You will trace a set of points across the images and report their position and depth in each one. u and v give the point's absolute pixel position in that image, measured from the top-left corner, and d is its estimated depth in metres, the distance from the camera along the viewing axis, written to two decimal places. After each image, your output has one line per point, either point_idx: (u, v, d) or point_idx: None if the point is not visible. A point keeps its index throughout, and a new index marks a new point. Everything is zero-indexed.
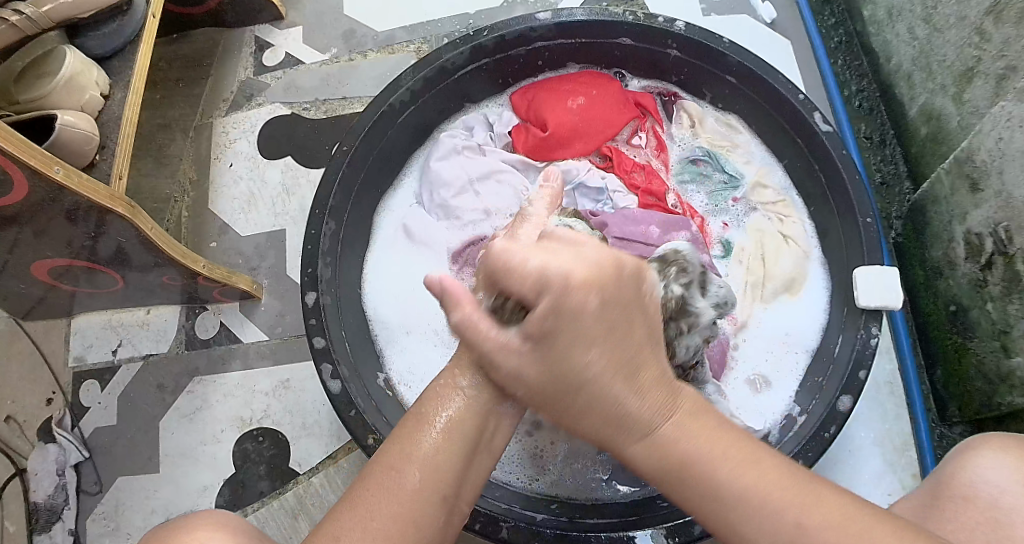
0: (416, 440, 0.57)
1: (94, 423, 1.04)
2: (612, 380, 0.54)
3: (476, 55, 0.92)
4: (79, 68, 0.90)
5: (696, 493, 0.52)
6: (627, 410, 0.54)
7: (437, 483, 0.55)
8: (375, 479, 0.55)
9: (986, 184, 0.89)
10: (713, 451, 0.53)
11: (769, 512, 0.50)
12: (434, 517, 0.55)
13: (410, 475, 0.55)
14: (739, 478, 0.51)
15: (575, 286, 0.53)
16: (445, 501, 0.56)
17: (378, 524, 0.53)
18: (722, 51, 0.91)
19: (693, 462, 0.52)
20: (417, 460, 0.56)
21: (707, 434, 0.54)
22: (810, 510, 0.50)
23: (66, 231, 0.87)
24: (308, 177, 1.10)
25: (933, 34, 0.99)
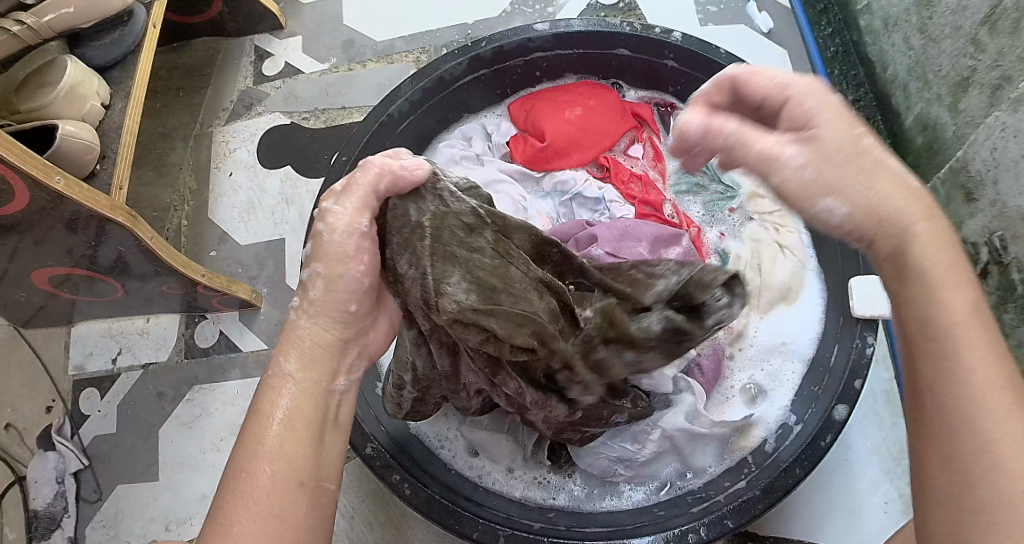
0: (259, 435, 0.52)
1: (94, 431, 1.04)
2: (924, 226, 0.49)
3: (475, 65, 0.93)
4: (80, 79, 0.91)
5: (920, 330, 0.47)
6: (916, 231, 0.49)
7: (289, 473, 0.51)
8: (229, 488, 0.50)
9: (981, 195, 0.90)
10: (959, 307, 0.46)
11: (969, 368, 0.44)
12: (304, 509, 0.51)
13: (260, 475, 0.50)
14: (969, 338, 0.45)
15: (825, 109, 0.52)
16: (305, 487, 0.51)
17: (238, 528, 0.48)
18: (718, 62, 0.91)
19: (951, 321, 0.46)
20: (267, 456, 0.51)
21: (975, 307, 0.46)
22: (999, 390, 0.44)
23: (68, 240, 0.88)
24: (307, 187, 1.10)
25: (929, 44, 1.00)
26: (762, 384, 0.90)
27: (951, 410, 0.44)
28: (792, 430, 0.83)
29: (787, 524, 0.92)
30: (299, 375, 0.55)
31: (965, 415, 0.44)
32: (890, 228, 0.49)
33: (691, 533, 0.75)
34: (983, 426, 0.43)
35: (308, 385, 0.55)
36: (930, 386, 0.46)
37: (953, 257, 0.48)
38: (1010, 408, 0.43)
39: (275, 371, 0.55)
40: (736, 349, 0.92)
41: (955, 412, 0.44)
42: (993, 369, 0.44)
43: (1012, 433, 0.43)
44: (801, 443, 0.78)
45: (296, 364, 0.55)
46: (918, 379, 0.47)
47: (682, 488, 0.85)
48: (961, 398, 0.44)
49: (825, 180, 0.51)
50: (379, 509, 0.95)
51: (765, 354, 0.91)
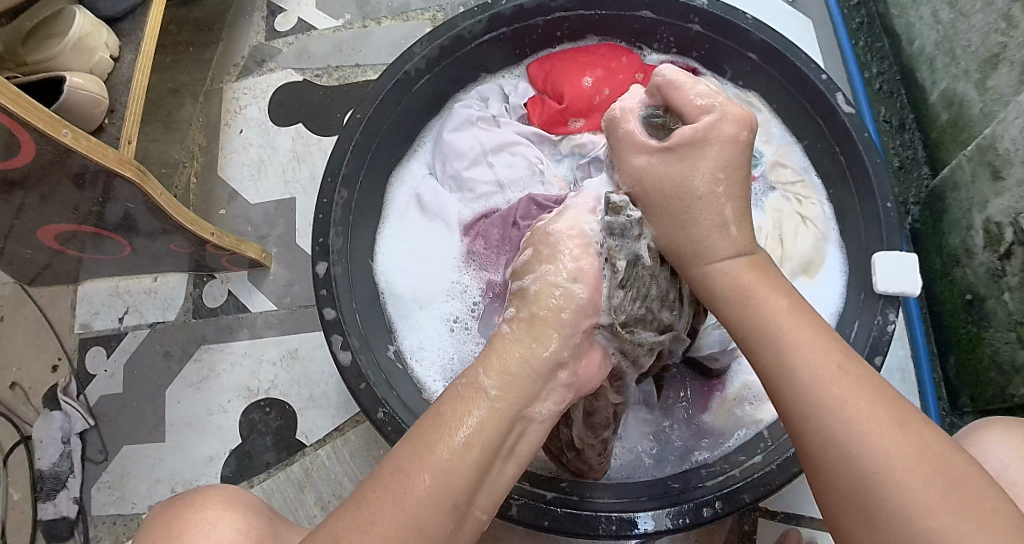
0: (433, 447, 0.53)
1: (99, 391, 1.04)
2: (725, 200, 0.59)
3: (495, 24, 0.90)
4: (89, 30, 0.88)
5: (748, 329, 0.55)
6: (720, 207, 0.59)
7: (447, 490, 0.52)
8: (383, 485, 0.52)
9: (1008, 173, 0.88)
10: (780, 302, 0.56)
11: (818, 368, 0.51)
12: (447, 526, 0.52)
13: (418, 479, 0.52)
14: (800, 340, 0.53)
15: (728, 122, 0.59)
16: (454, 507, 0.52)
17: (379, 529, 0.50)
18: (745, 28, 0.89)
19: (765, 320, 0.55)
20: (431, 465, 0.52)
21: (771, 287, 0.57)
22: (860, 397, 0.50)
23: (74, 196, 0.86)
24: (319, 145, 1.08)
25: (959, 18, 0.97)
26: None
27: (824, 419, 0.50)
28: None
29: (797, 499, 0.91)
30: (497, 394, 0.55)
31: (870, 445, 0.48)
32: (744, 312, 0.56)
33: (706, 507, 0.75)
34: (868, 434, 0.48)
35: (502, 408, 0.55)
36: (787, 393, 0.52)
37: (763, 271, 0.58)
38: (881, 412, 0.49)
39: (472, 381, 0.56)
40: None
41: (831, 416, 0.49)
42: (835, 367, 0.51)
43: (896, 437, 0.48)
44: None
45: (495, 381, 0.56)
46: (767, 383, 0.54)
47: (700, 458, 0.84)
48: (820, 398, 0.50)
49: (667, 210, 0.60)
50: None
51: None
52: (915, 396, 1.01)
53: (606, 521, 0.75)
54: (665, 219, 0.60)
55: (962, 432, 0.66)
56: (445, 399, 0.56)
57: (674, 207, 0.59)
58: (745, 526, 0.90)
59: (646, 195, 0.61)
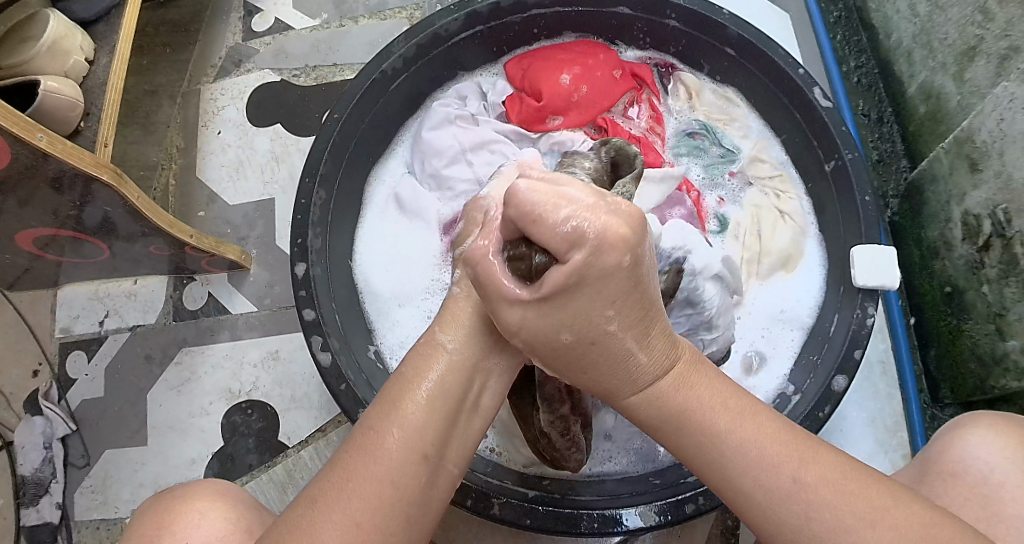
0: (398, 404, 0.52)
1: (80, 396, 1.03)
2: (622, 335, 0.51)
3: (472, 22, 0.90)
4: (64, 33, 0.88)
5: (693, 440, 0.53)
6: (625, 341, 0.51)
7: (418, 445, 0.51)
8: (356, 445, 0.52)
9: (985, 165, 0.88)
10: (719, 411, 0.53)
11: (763, 456, 0.51)
12: (421, 481, 0.51)
13: (388, 435, 0.51)
14: (747, 450, 0.51)
15: (608, 248, 0.47)
16: (427, 458, 0.52)
17: (354, 485, 0.50)
18: (722, 23, 0.89)
19: (691, 417, 0.53)
20: (401, 421, 0.52)
21: (711, 389, 0.54)
22: (806, 468, 0.51)
23: (51, 200, 0.85)
24: (298, 145, 1.08)
25: (935, 11, 0.97)
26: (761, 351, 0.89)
27: (773, 502, 0.51)
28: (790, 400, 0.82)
29: None
30: (455, 348, 0.55)
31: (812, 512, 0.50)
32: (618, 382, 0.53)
33: (688, 503, 0.75)
34: (800, 495, 0.50)
35: (459, 359, 0.55)
36: (730, 495, 0.52)
37: (698, 370, 0.55)
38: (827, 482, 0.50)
39: (430, 339, 0.56)
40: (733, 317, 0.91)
41: (770, 499, 0.51)
42: (775, 453, 0.51)
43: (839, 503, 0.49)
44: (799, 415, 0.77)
45: (453, 335, 0.56)
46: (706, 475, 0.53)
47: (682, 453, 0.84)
48: (758, 481, 0.51)
49: (549, 311, 0.49)
50: None
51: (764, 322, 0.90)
52: (896, 389, 1.01)
53: (588, 519, 0.75)
54: (547, 312, 0.50)
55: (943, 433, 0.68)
56: (409, 357, 0.56)
57: (487, 257, 0.51)
58: (729, 521, 0.91)
59: (479, 283, 0.52)
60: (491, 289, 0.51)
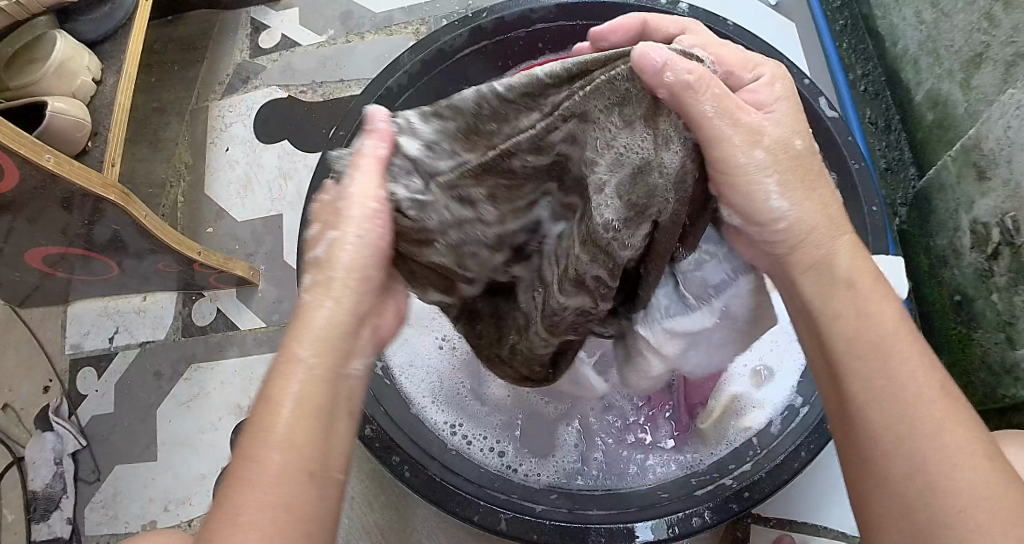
0: (270, 421, 0.47)
1: (91, 412, 1.03)
2: (845, 251, 0.54)
3: (475, 37, 0.90)
4: (71, 54, 0.89)
5: (869, 361, 0.50)
6: (834, 247, 0.54)
7: (306, 463, 0.47)
8: (237, 472, 0.46)
9: (993, 173, 0.88)
10: (911, 348, 0.50)
11: (914, 381, 0.49)
12: (313, 499, 0.47)
13: (268, 460, 0.46)
14: (900, 345, 0.50)
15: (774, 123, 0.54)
16: (313, 476, 0.47)
17: (246, 520, 0.44)
18: (725, 34, 0.89)
19: (871, 290, 0.52)
20: (279, 443, 0.46)
21: (910, 341, 0.50)
22: (950, 431, 0.47)
23: (59, 219, 0.85)
24: (306, 161, 1.08)
25: (941, 18, 0.97)
26: (769, 365, 0.88)
27: (895, 421, 0.48)
28: (798, 413, 0.81)
29: (791, 506, 0.91)
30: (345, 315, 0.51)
31: (934, 451, 0.46)
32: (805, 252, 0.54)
33: (696, 517, 0.74)
34: (931, 429, 0.47)
35: (321, 371, 0.49)
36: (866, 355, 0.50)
37: (881, 284, 0.53)
38: (970, 457, 0.46)
39: (289, 355, 0.49)
40: None
41: (912, 428, 0.47)
42: (935, 396, 0.48)
43: (964, 474, 0.45)
44: (806, 427, 0.77)
45: (309, 347, 0.49)
46: (856, 409, 0.50)
47: (696, 465, 0.84)
48: (897, 421, 0.48)
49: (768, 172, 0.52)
50: (378, 489, 0.94)
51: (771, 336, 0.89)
52: None
53: (596, 534, 0.74)
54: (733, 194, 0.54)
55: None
56: (264, 379, 0.49)
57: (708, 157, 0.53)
58: (740, 533, 0.90)
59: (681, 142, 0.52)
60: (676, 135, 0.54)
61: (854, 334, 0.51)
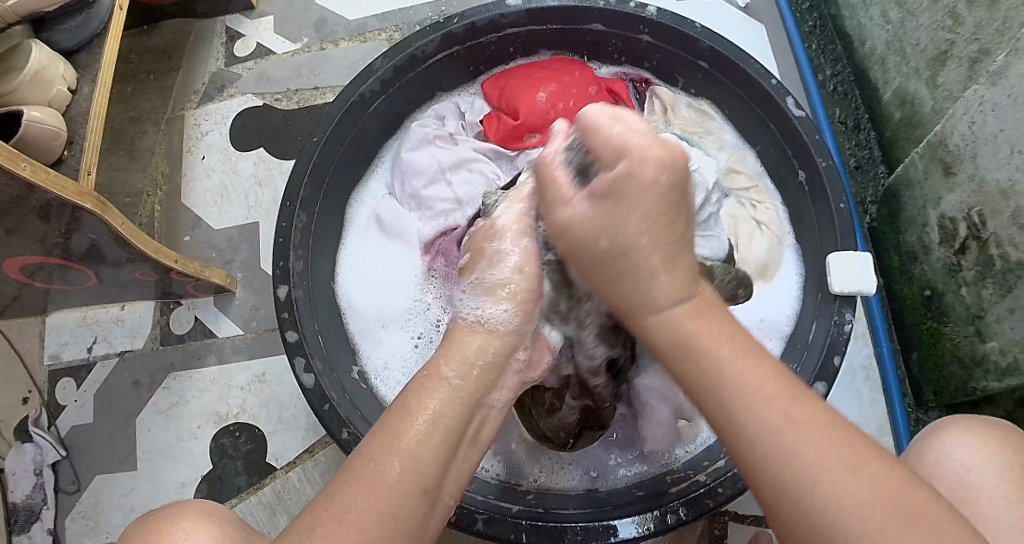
0: (396, 431, 0.53)
1: (70, 422, 1.03)
2: (652, 251, 0.55)
3: (447, 43, 0.91)
4: (46, 63, 0.89)
5: (683, 356, 0.53)
6: (646, 267, 0.55)
7: (418, 476, 0.52)
8: (354, 472, 0.52)
9: (959, 169, 0.89)
10: (724, 344, 0.53)
11: (756, 388, 0.50)
12: (417, 512, 0.52)
13: (388, 468, 0.52)
14: (724, 351, 0.52)
15: (646, 166, 0.55)
16: (426, 493, 0.52)
17: (352, 517, 0.50)
18: (694, 36, 0.90)
19: (668, 322, 0.54)
20: (401, 452, 0.52)
21: (718, 329, 0.54)
22: (799, 407, 0.49)
23: (34, 229, 0.85)
24: (281, 169, 1.09)
25: (906, 18, 0.99)
26: None
27: (760, 430, 0.49)
28: None
29: None
30: (457, 382, 0.57)
31: (810, 468, 0.47)
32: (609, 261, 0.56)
33: (671, 513, 0.75)
34: (783, 435, 0.48)
35: (461, 392, 0.57)
36: (706, 383, 0.52)
37: (710, 308, 0.55)
38: (821, 434, 0.48)
39: (432, 372, 0.57)
40: None
41: (769, 447, 0.48)
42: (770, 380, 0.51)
43: (832, 448, 0.47)
44: None
45: (453, 367, 0.58)
46: (703, 397, 0.52)
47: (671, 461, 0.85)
48: (744, 407, 0.50)
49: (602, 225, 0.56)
50: None
51: (744, 334, 0.90)
52: (880, 393, 1.02)
53: (571, 531, 0.74)
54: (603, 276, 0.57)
55: (921, 437, 0.66)
56: (407, 388, 0.57)
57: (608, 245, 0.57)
58: (716, 530, 0.91)
59: (580, 255, 0.58)
60: (553, 192, 0.60)
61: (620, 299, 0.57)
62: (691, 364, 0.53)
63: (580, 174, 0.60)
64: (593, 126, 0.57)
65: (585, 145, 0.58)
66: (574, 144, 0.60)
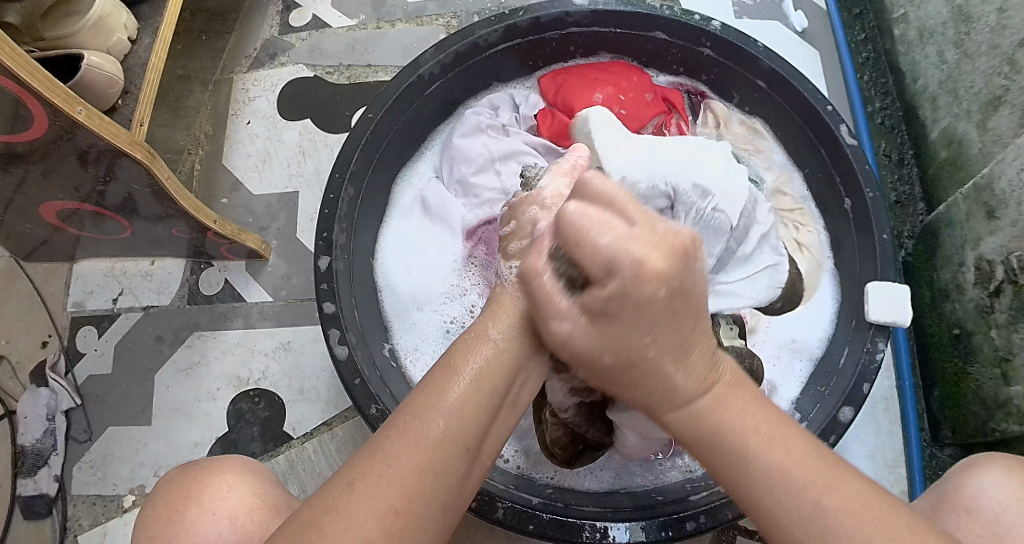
0: (441, 391, 0.54)
1: (88, 371, 1.03)
2: (663, 359, 0.54)
3: (510, 34, 0.91)
4: (109, 10, 0.89)
5: (710, 451, 0.54)
6: (667, 368, 0.55)
7: (460, 435, 0.53)
8: (399, 427, 0.53)
9: (1002, 213, 0.89)
10: (754, 433, 0.53)
11: (795, 478, 0.51)
12: (459, 471, 0.53)
13: (433, 423, 0.53)
14: (763, 449, 0.53)
15: (647, 278, 0.50)
16: (468, 451, 0.53)
17: (397, 471, 0.51)
18: (755, 55, 0.91)
19: (709, 428, 0.55)
20: (445, 410, 0.53)
21: (746, 415, 0.55)
22: (830, 494, 0.50)
23: (77, 173, 0.85)
24: (326, 142, 1.09)
25: (963, 59, 0.99)
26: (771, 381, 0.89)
27: (798, 528, 0.50)
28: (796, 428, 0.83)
29: None
30: (504, 342, 0.58)
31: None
32: (639, 388, 0.56)
33: (690, 521, 0.75)
34: (818, 522, 0.50)
35: (506, 353, 0.58)
36: (733, 470, 0.53)
37: (739, 390, 0.57)
38: (857, 518, 0.49)
39: (480, 333, 0.58)
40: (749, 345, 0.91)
41: (806, 536, 0.50)
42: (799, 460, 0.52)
43: (866, 534, 0.49)
44: None
45: (502, 331, 0.59)
46: (731, 485, 0.54)
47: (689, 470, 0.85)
48: (779, 496, 0.51)
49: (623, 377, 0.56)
50: None
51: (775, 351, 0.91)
52: (898, 426, 1.03)
53: (590, 529, 0.75)
54: (621, 381, 0.56)
55: (954, 472, 0.67)
56: (451, 348, 0.58)
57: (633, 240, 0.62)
58: None
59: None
60: (544, 303, 0.56)
61: (637, 399, 0.57)
62: (719, 468, 0.54)
63: (571, 283, 0.56)
64: (579, 226, 0.51)
65: (571, 250, 0.52)
66: (558, 252, 0.55)
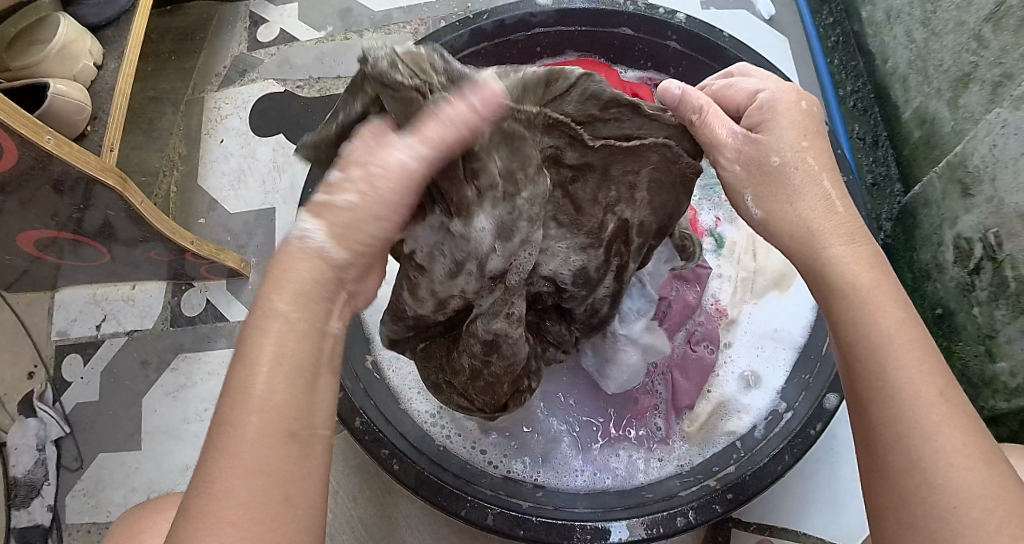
0: (243, 384, 0.44)
1: (75, 399, 1.03)
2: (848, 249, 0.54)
3: (475, 39, 0.92)
4: (74, 37, 0.89)
5: (862, 330, 0.50)
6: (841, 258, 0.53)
7: (276, 426, 0.43)
8: (212, 442, 0.43)
9: (977, 190, 0.89)
10: (901, 332, 0.50)
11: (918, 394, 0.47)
12: (298, 462, 0.43)
13: (246, 424, 0.43)
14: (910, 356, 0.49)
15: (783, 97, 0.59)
16: (296, 437, 0.44)
17: (226, 489, 0.41)
18: (722, 46, 0.91)
19: (864, 315, 0.51)
20: (254, 405, 0.43)
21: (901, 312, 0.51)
22: (942, 415, 0.47)
23: (52, 202, 0.85)
24: (300, 156, 1.09)
25: (931, 38, 0.99)
26: (757, 371, 0.90)
27: (915, 430, 0.46)
28: (782, 417, 0.83)
29: (773, 511, 0.92)
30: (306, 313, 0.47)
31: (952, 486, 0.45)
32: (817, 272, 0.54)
33: (680, 516, 0.75)
34: (935, 434, 0.46)
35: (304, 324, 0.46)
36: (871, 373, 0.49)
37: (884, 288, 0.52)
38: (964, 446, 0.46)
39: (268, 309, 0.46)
40: (730, 337, 0.93)
41: (915, 435, 0.46)
42: (938, 395, 0.47)
43: (966, 467, 0.45)
44: (791, 431, 0.78)
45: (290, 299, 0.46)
46: (860, 384, 0.50)
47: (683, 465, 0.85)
48: (908, 405, 0.47)
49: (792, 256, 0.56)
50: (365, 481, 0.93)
51: (756, 341, 0.92)
52: None
53: (580, 530, 0.75)
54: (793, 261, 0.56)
55: None
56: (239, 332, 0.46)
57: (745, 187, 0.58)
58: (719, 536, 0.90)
59: (747, 180, 0.58)
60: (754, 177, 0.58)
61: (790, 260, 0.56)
62: (857, 359, 0.50)
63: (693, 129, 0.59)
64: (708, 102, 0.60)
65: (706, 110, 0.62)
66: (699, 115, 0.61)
